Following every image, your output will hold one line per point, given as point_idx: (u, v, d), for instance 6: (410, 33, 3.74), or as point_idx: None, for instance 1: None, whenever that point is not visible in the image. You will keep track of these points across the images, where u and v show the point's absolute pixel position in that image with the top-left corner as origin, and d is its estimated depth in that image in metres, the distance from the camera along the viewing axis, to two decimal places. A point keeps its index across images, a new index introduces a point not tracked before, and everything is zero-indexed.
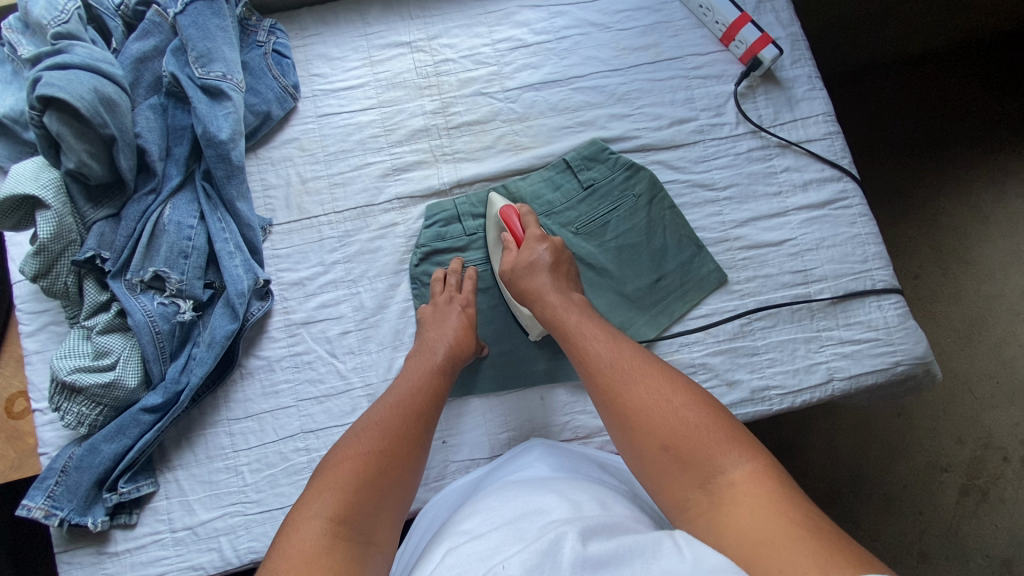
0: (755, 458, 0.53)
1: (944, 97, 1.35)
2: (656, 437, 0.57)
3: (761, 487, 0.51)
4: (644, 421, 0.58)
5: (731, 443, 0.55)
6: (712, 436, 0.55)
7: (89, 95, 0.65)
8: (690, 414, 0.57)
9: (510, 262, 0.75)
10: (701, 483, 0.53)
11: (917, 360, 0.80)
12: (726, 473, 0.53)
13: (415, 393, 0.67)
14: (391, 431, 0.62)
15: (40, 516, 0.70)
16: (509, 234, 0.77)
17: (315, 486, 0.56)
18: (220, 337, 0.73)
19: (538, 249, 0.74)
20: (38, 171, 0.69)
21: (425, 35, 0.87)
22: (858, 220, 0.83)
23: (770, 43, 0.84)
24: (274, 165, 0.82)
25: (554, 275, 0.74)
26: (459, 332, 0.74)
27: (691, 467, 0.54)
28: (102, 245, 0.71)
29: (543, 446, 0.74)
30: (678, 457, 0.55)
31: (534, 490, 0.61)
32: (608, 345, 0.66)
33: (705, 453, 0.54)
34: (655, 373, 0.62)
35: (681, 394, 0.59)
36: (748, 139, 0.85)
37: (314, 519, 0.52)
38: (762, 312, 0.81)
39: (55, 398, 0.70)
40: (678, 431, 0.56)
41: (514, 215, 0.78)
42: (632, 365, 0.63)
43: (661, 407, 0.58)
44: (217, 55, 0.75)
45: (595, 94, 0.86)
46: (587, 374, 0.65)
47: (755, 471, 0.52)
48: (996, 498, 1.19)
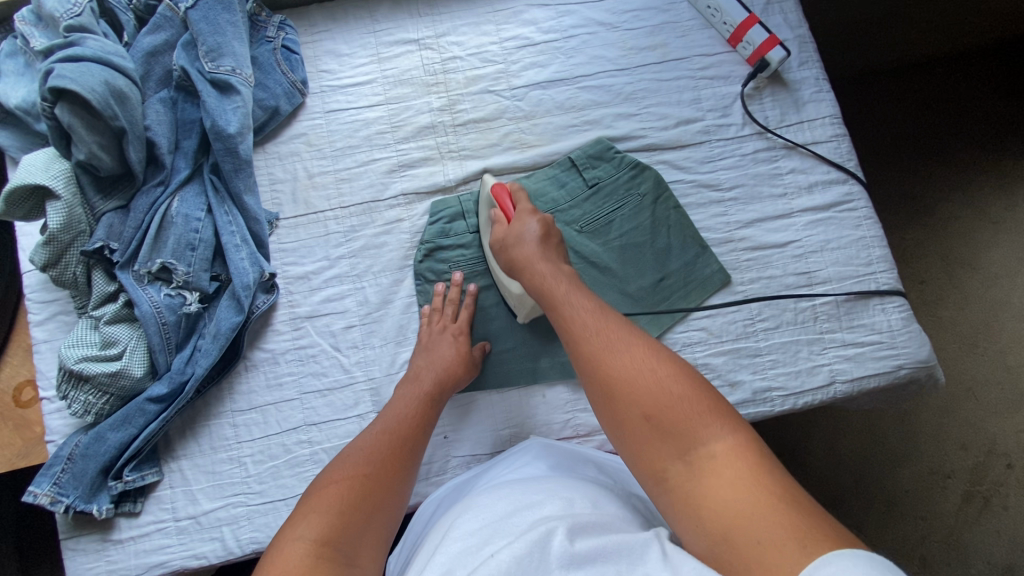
0: (740, 433, 0.51)
1: (953, 102, 1.35)
2: (637, 406, 0.55)
3: (743, 463, 0.48)
4: (625, 391, 0.56)
5: (714, 415, 0.52)
6: (695, 408, 0.52)
7: (100, 88, 0.66)
8: (674, 385, 0.55)
9: (500, 234, 0.75)
10: (680, 455, 0.51)
11: (920, 364, 0.79)
12: (707, 447, 0.50)
13: (401, 420, 0.68)
14: (377, 455, 0.62)
15: (46, 503, 0.71)
16: (499, 211, 0.77)
17: (303, 507, 0.56)
18: (225, 329, 0.73)
19: (527, 222, 0.74)
20: (50, 162, 0.70)
21: (433, 32, 0.87)
22: (863, 223, 0.83)
23: (777, 44, 0.84)
24: (281, 159, 0.83)
25: (542, 245, 0.72)
26: (455, 360, 0.74)
27: (671, 438, 0.52)
28: (111, 237, 0.72)
29: (540, 446, 0.74)
30: (658, 427, 0.53)
31: (529, 488, 0.62)
32: (592, 312, 0.63)
33: (686, 425, 0.52)
34: (638, 342, 0.59)
35: (664, 364, 0.57)
36: (753, 140, 0.85)
37: (299, 542, 0.51)
38: (766, 313, 0.81)
39: (62, 387, 0.71)
40: (660, 400, 0.54)
41: (505, 192, 0.78)
42: (616, 334, 0.61)
43: (645, 376, 0.56)
44: (227, 49, 0.76)
45: (601, 93, 0.87)
46: (571, 342, 0.63)
47: (737, 447, 0.50)
48: (998, 504, 1.18)
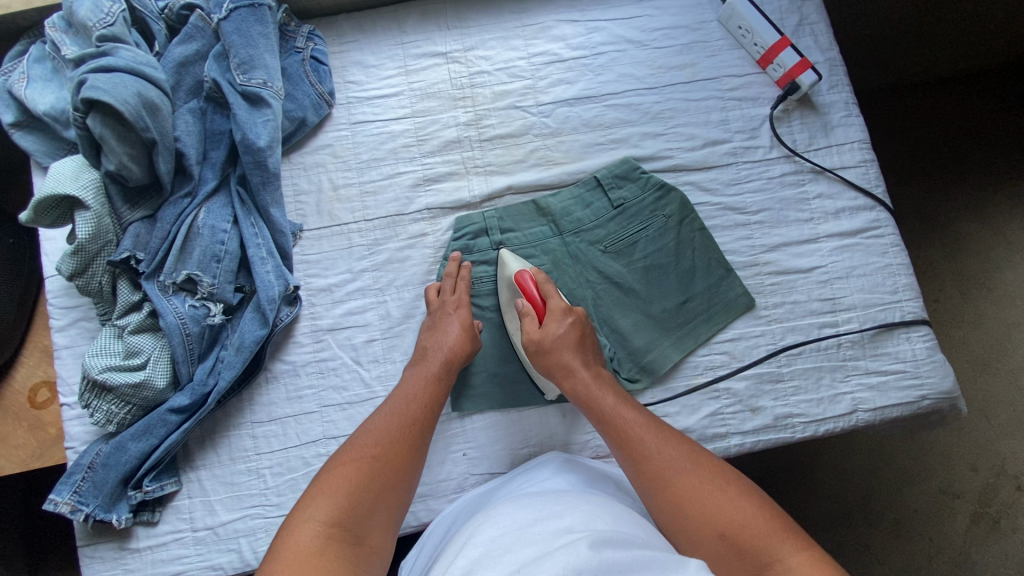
0: (810, 546, 0.55)
1: (977, 122, 1.33)
2: (712, 527, 0.58)
3: (822, 573, 0.52)
4: (697, 510, 0.59)
5: (784, 532, 0.56)
6: (767, 527, 0.57)
7: (133, 99, 0.65)
8: (742, 505, 0.59)
9: (532, 335, 0.74)
10: (763, 573, 0.54)
11: (943, 395, 0.79)
12: (786, 561, 0.54)
13: (410, 402, 0.70)
14: (385, 440, 0.65)
15: (66, 511, 0.70)
16: (527, 301, 0.76)
17: (317, 486, 0.60)
18: (249, 343, 0.73)
19: (560, 325, 0.74)
20: (79, 170, 0.69)
21: (461, 46, 0.87)
22: (889, 250, 0.83)
23: (809, 68, 0.83)
24: (306, 171, 0.83)
25: (581, 351, 0.74)
26: (463, 344, 0.74)
27: (749, 556, 0.55)
28: (137, 247, 0.72)
29: (560, 460, 0.74)
30: (735, 547, 0.56)
31: (551, 499, 0.62)
32: (649, 427, 0.67)
33: (762, 544, 0.55)
34: (701, 460, 0.64)
35: (729, 484, 0.61)
36: (781, 163, 0.85)
37: (311, 522, 0.56)
38: (789, 338, 0.80)
39: (84, 396, 0.71)
40: (734, 520, 0.58)
41: (530, 280, 0.76)
42: (677, 451, 0.64)
43: (715, 496, 0.60)
44: (259, 62, 0.75)
45: (629, 111, 0.86)
46: (631, 462, 0.65)
47: (813, 560, 0.53)
48: (1007, 527, 1.18)
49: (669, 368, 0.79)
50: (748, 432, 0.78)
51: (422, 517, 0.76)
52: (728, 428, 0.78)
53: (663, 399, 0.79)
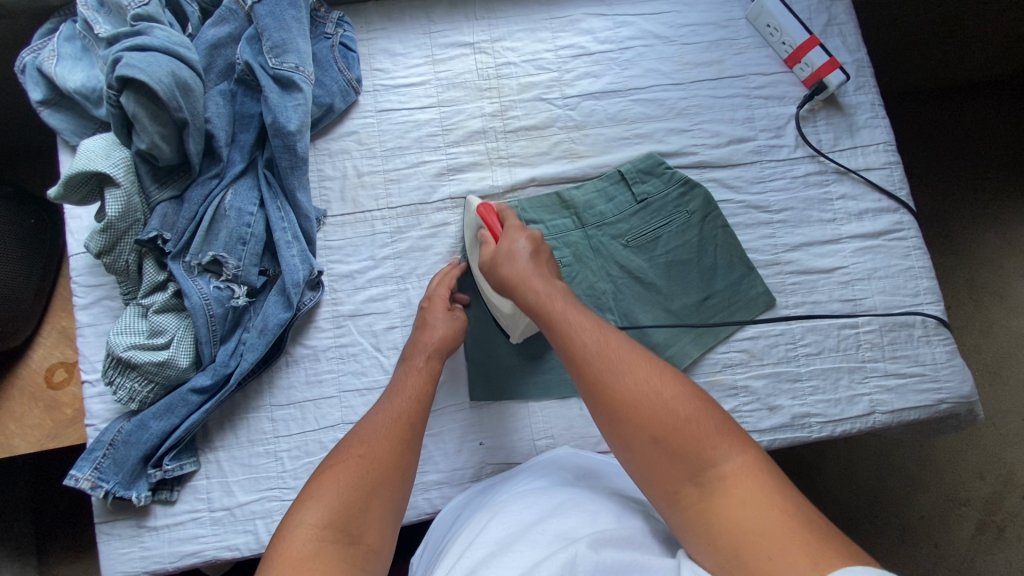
0: (747, 450, 0.52)
1: (996, 129, 1.33)
2: (644, 427, 0.54)
3: (755, 482, 0.49)
4: (633, 412, 0.55)
5: (721, 433, 0.52)
6: (706, 428, 0.53)
7: (167, 79, 0.66)
8: (680, 405, 0.55)
9: (489, 255, 0.73)
10: (695, 478, 0.51)
11: (961, 400, 0.79)
12: (720, 467, 0.51)
13: (397, 397, 0.67)
14: (374, 435, 0.62)
15: (86, 487, 0.71)
16: (487, 230, 0.75)
17: (310, 490, 0.56)
18: (273, 325, 0.74)
19: (517, 242, 0.72)
20: (109, 149, 0.70)
21: (489, 37, 0.87)
22: (912, 253, 0.83)
23: (837, 68, 0.83)
24: (331, 157, 0.83)
25: (533, 263, 0.70)
26: (448, 336, 0.74)
27: (680, 458, 0.52)
28: (164, 227, 0.72)
29: (557, 458, 0.73)
30: (666, 449, 0.53)
31: (555, 499, 0.61)
32: (590, 331, 0.62)
33: (696, 446, 0.52)
34: (643, 360, 0.59)
35: (670, 385, 0.56)
36: (806, 163, 0.85)
37: (303, 526, 0.52)
38: (808, 338, 0.80)
39: (109, 372, 0.72)
40: (668, 423, 0.54)
41: (491, 212, 0.76)
42: (618, 354, 0.59)
43: (650, 397, 0.55)
44: (292, 45, 0.76)
45: (655, 107, 0.86)
46: (570, 359, 0.61)
47: (748, 464, 0.50)
48: (1013, 534, 1.18)
49: (688, 363, 0.80)
50: (765, 430, 0.78)
51: (437, 504, 0.77)
52: (745, 425, 0.78)
53: None
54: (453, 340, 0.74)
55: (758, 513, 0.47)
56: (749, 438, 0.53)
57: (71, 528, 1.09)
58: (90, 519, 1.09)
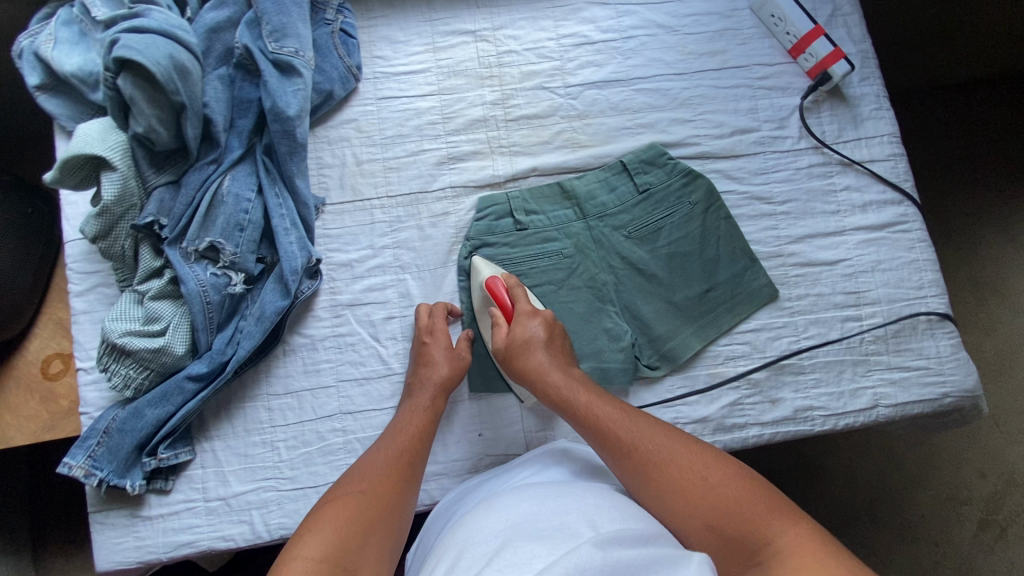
0: (801, 522, 0.52)
1: (1000, 128, 1.32)
2: (697, 516, 0.56)
3: (812, 550, 0.49)
4: (682, 502, 0.57)
5: (772, 511, 0.54)
6: (755, 506, 0.54)
7: (164, 62, 0.65)
8: (726, 489, 0.56)
9: (501, 340, 0.72)
10: (755, 559, 0.51)
11: (965, 393, 0.78)
12: (778, 543, 0.51)
13: (397, 438, 0.67)
14: (376, 475, 0.62)
15: (80, 475, 0.70)
16: (498, 309, 0.75)
17: (307, 528, 0.55)
18: (270, 313, 0.73)
19: (532, 325, 0.72)
20: (105, 132, 0.69)
21: (490, 25, 0.86)
22: (916, 245, 0.82)
23: (841, 58, 0.82)
24: (331, 144, 0.82)
25: (551, 350, 0.71)
26: (453, 373, 0.73)
27: (739, 542, 0.53)
28: (161, 212, 0.71)
29: (559, 450, 0.71)
30: (722, 533, 0.54)
31: (551, 495, 0.60)
32: (627, 423, 0.64)
33: (749, 526, 0.53)
34: (684, 447, 0.61)
35: (714, 470, 0.58)
36: (809, 154, 0.84)
37: (300, 559, 0.51)
38: (811, 330, 0.79)
39: (103, 359, 0.71)
40: (719, 508, 0.55)
41: (501, 286, 0.75)
42: (658, 444, 0.61)
43: (697, 484, 0.57)
44: (291, 30, 0.75)
45: (657, 96, 0.85)
46: (610, 454, 0.63)
47: (803, 536, 0.51)
48: (1015, 535, 1.17)
49: (690, 355, 0.79)
50: (767, 423, 0.77)
51: (435, 496, 0.76)
52: (747, 418, 0.77)
53: (682, 387, 0.78)
54: (457, 376, 0.74)
55: (819, 574, 0.46)
56: (800, 512, 0.55)
57: (66, 525, 1.08)
58: (86, 515, 1.08)
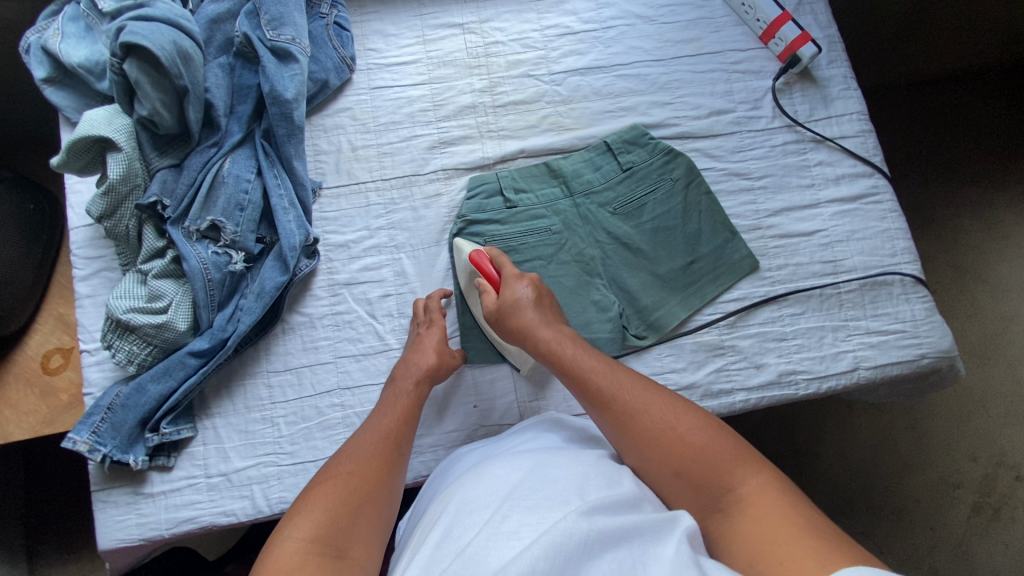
0: (762, 473, 0.55)
1: (970, 119, 1.38)
2: (667, 462, 0.57)
3: (773, 503, 0.52)
4: (655, 448, 0.58)
5: (736, 460, 0.56)
6: (722, 456, 0.56)
7: (169, 47, 0.69)
8: (695, 436, 0.58)
9: (491, 305, 0.74)
10: (716, 506, 0.54)
11: (942, 354, 0.81)
12: (739, 492, 0.54)
13: (387, 417, 0.68)
14: (364, 454, 0.63)
15: (84, 451, 0.71)
16: (483, 278, 0.77)
17: (295, 511, 0.56)
18: (269, 289, 0.76)
19: (519, 288, 0.73)
20: (111, 117, 0.73)
21: (477, 18, 0.91)
22: (888, 215, 0.86)
23: (809, 41, 0.87)
24: (326, 132, 0.86)
25: (538, 309, 0.73)
26: (440, 364, 0.74)
27: (704, 488, 0.55)
28: (164, 193, 0.74)
29: (551, 418, 0.71)
30: (690, 481, 0.56)
31: (543, 459, 0.59)
32: (604, 375, 0.65)
33: (714, 474, 0.55)
34: (658, 396, 0.62)
35: (685, 419, 0.59)
36: (783, 133, 0.88)
37: (290, 540, 0.52)
38: (791, 298, 0.83)
39: (108, 335, 0.73)
40: (686, 454, 0.57)
41: (485, 260, 0.77)
42: (633, 393, 0.62)
43: (668, 433, 0.58)
44: (289, 19, 0.81)
45: (637, 81, 0.90)
46: (587, 400, 0.64)
47: (765, 488, 0.53)
48: (1008, 516, 1.18)
49: (675, 325, 0.82)
50: (753, 388, 0.80)
51: (432, 467, 0.77)
52: (734, 383, 0.80)
53: (670, 355, 0.81)
54: (444, 371, 0.75)
55: (773, 530, 0.49)
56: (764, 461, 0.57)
57: (67, 533, 1.07)
58: (88, 522, 1.08)
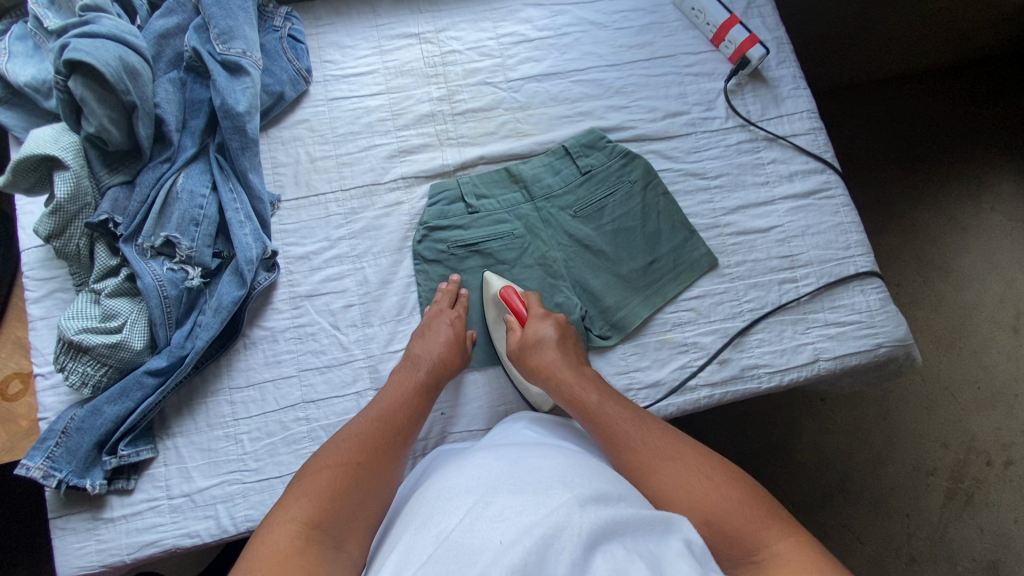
0: (798, 531, 0.53)
1: (924, 116, 1.42)
2: (698, 513, 0.55)
3: (809, 557, 0.50)
4: (685, 498, 0.57)
5: (770, 518, 0.54)
6: (754, 512, 0.54)
7: (114, 63, 0.70)
8: (729, 491, 0.57)
9: (515, 341, 0.76)
10: (749, 558, 0.51)
11: (897, 343, 0.83)
12: (772, 546, 0.51)
13: (396, 410, 0.68)
14: (369, 445, 0.62)
15: (38, 477, 0.69)
16: (511, 314, 0.79)
17: (292, 492, 0.56)
18: (227, 303, 0.75)
19: (544, 327, 0.76)
20: (58, 135, 0.72)
21: (433, 28, 0.92)
22: (840, 209, 0.88)
23: (757, 43, 0.89)
24: (284, 144, 0.85)
25: (562, 349, 0.75)
26: (446, 353, 0.75)
27: (737, 541, 0.53)
28: (116, 210, 0.74)
29: (531, 416, 0.71)
30: (723, 534, 0.53)
31: (528, 453, 0.59)
32: (631, 423, 0.65)
33: (747, 529, 0.53)
34: (689, 451, 0.62)
35: (718, 473, 0.59)
36: (737, 132, 0.90)
37: (290, 522, 0.52)
38: (750, 293, 0.84)
39: (60, 358, 0.71)
40: (719, 507, 0.55)
41: (514, 294, 0.79)
42: (661, 444, 0.62)
43: (700, 484, 0.57)
44: (238, 32, 0.81)
45: (593, 86, 0.91)
46: (614, 451, 0.64)
47: (799, 544, 0.51)
48: (980, 501, 1.21)
49: (638, 324, 0.82)
50: (717, 383, 0.80)
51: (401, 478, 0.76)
52: (698, 379, 0.80)
53: (634, 354, 0.81)
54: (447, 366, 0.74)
55: None
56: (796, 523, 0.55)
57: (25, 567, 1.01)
58: (47, 553, 1.02)
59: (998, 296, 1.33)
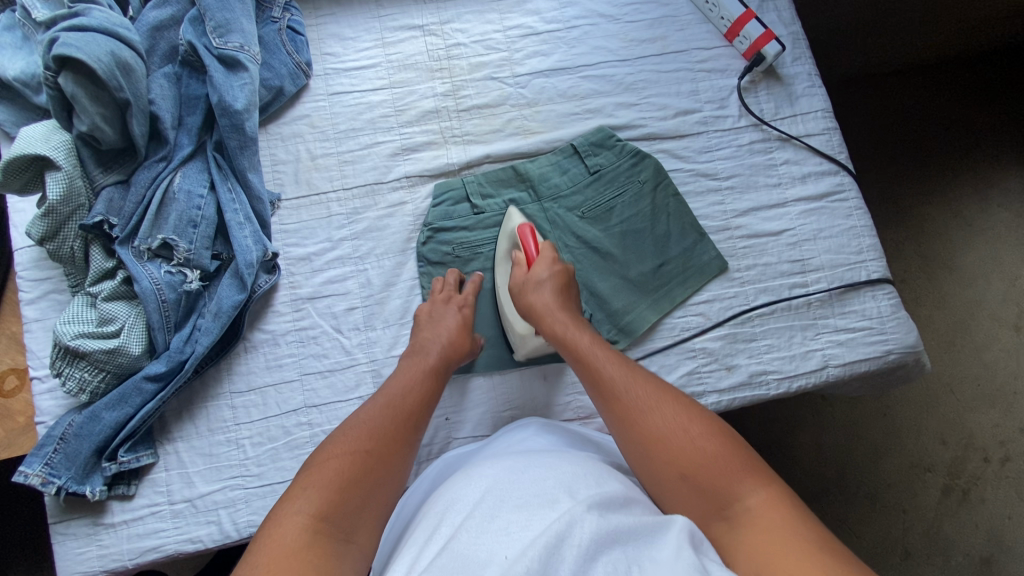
0: (772, 484, 0.53)
1: (935, 111, 1.39)
2: (672, 465, 0.56)
3: (776, 514, 0.50)
4: (661, 449, 0.57)
5: (745, 470, 0.54)
6: (729, 464, 0.54)
7: (106, 58, 0.67)
8: (707, 443, 0.56)
9: (517, 279, 0.76)
10: (721, 511, 0.52)
11: (907, 349, 0.81)
12: (746, 501, 0.52)
13: (407, 393, 0.67)
14: (380, 431, 0.61)
15: (37, 484, 0.68)
16: (522, 252, 0.77)
17: (301, 480, 0.55)
18: (227, 308, 0.73)
19: (546, 273, 0.75)
20: (49, 133, 0.70)
21: (438, 19, 0.89)
22: (854, 212, 0.86)
23: (773, 39, 0.87)
24: (284, 141, 0.83)
25: (557, 293, 0.74)
26: (456, 335, 0.74)
27: (708, 493, 0.53)
28: (110, 211, 0.72)
29: (540, 422, 0.70)
30: (695, 486, 0.54)
31: (537, 460, 0.57)
32: (616, 368, 0.65)
33: (720, 482, 0.53)
34: (670, 399, 0.61)
35: (698, 423, 0.58)
36: (750, 132, 0.88)
37: (299, 514, 0.51)
38: (760, 298, 0.83)
39: (57, 363, 0.70)
40: (695, 460, 0.55)
41: (528, 232, 0.77)
42: (643, 390, 0.62)
43: (678, 433, 0.57)
44: (235, 26, 0.78)
45: (602, 82, 0.89)
46: (598, 394, 0.64)
47: (771, 498, 0.51)
48: (977, 498, 1.21)
49: (646, 328, 0.81)
50: (722, 390, 0.79)
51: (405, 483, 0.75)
52: (705, 386, 0.79)
53: (642, 359, 0.80)
54: (454, 350, 0.73)
55: (778, 543, 0.47)
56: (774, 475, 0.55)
57: (35, 567, 1.01)
58: (49, 552, 1.02)
59: (1001, 293, 1.32)
